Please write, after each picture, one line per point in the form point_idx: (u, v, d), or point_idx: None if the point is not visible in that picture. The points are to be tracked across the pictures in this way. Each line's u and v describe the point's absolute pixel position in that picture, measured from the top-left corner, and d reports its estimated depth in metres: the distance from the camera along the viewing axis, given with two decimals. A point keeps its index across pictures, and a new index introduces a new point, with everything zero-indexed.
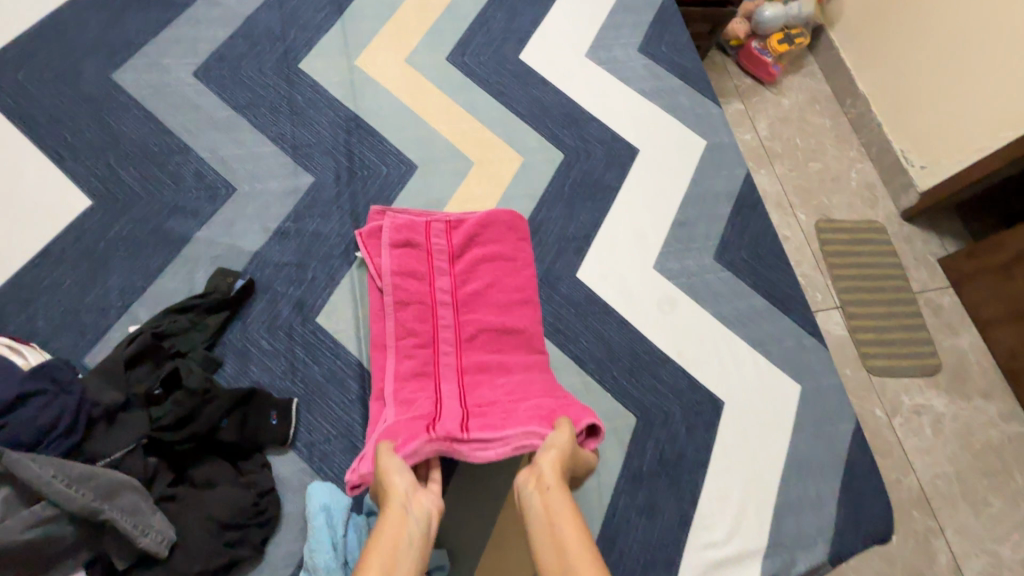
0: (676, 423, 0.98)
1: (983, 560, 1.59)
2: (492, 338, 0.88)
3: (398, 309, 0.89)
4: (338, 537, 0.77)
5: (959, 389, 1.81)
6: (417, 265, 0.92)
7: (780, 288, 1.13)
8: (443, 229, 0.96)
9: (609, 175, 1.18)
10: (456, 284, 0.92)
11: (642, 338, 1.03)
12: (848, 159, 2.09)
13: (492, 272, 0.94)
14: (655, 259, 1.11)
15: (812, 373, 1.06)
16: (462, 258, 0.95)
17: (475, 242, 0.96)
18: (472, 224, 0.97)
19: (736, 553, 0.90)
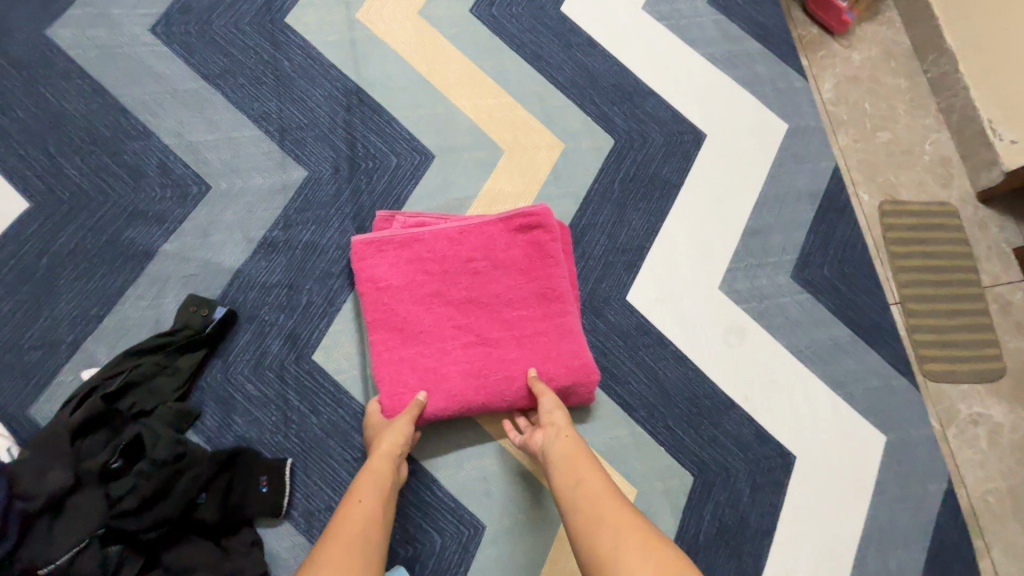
0: (739, 483, 0.83)
1: None
2: (520, 341, 0.76)
3: (424, 305, 0.76)
4: None
5: None
6: (428, 311, 0.76)
7: (866, 314, 0.94)
8: (458, 251, 0.77)
9: (668, 169, 0.96)
10: (480, 331, 0.76)
11: (703, 378, 0.86)
12: (918, 118, 1.09)
13: (519, 310, 0.77)
14: (720, 277, 0.92)
15: (901, 423, 0.89)
16: (490, 263, 0.77)
17: (498, 268, 0.77)
18: (497, 243, 0.78)
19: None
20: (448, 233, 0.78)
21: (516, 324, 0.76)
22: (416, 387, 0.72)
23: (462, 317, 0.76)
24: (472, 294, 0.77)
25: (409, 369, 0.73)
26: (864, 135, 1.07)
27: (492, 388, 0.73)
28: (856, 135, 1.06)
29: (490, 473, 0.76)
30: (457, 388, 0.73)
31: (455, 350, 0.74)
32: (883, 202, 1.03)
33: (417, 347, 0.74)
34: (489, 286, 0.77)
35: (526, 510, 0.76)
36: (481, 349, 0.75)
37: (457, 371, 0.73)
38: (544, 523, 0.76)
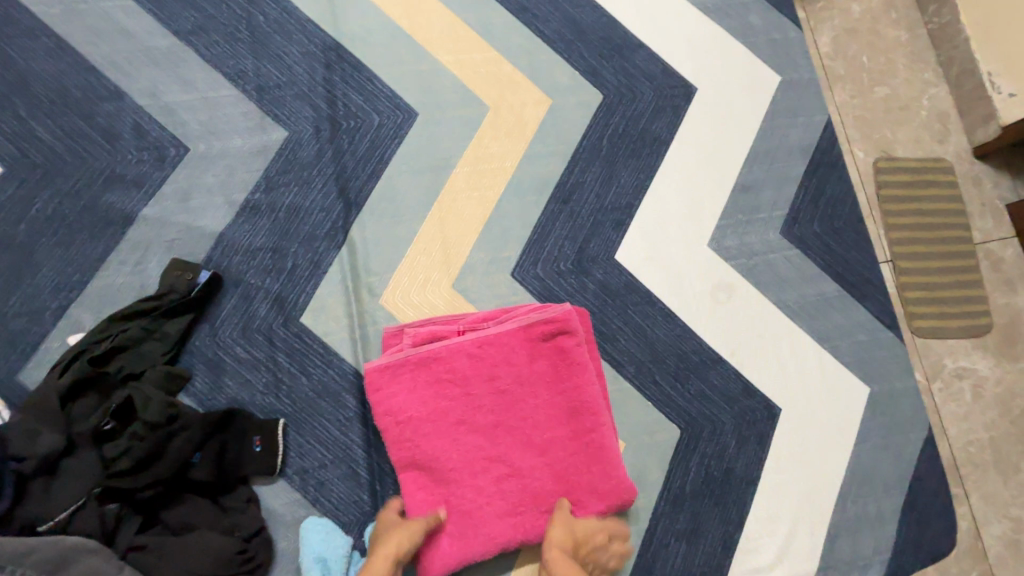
0: (725, 435, 0.85)
1: None
2: (553, 472, 0.74)
3: (449, 441, 0.73)
4: None
5: None
6: (456, 437, 0.73)
7: (855, 269, 0.94)
8: (480, 377, 0.75)
9: (658, 125, 0.95)
10: (510, 462, 0.74)
11: (691, 335, 0.87)
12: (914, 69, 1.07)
13: (550, 429, 0.75)
14: (710, 234, 0.91)
15: (885, 375, 0.91)
16: (511, 388, 0.75)
17: (523, 384, 0.75)
18: (518, 355, 0.76)
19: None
20: (466, 348, 0.75)
21: (546, 449, 0.74)
22: (453, 524, 0.71)
23: (491, 444, 0.74)
24: (498, 410, 0.74)
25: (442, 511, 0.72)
26: (859, 88, 1.04)
27: (529, 519, 0.73)
28: (851, 88, 1.04)
29: None
30: (496, 526, 0.72)
31: (489, 484, 0.73)
32: (878, 158, 1.02)
33: (449, 488, 0.72)
34: (515, 407, 0.75)
35: None
36: (514, 485, 0.73)
37: (493, 508, 0.72)
38: None
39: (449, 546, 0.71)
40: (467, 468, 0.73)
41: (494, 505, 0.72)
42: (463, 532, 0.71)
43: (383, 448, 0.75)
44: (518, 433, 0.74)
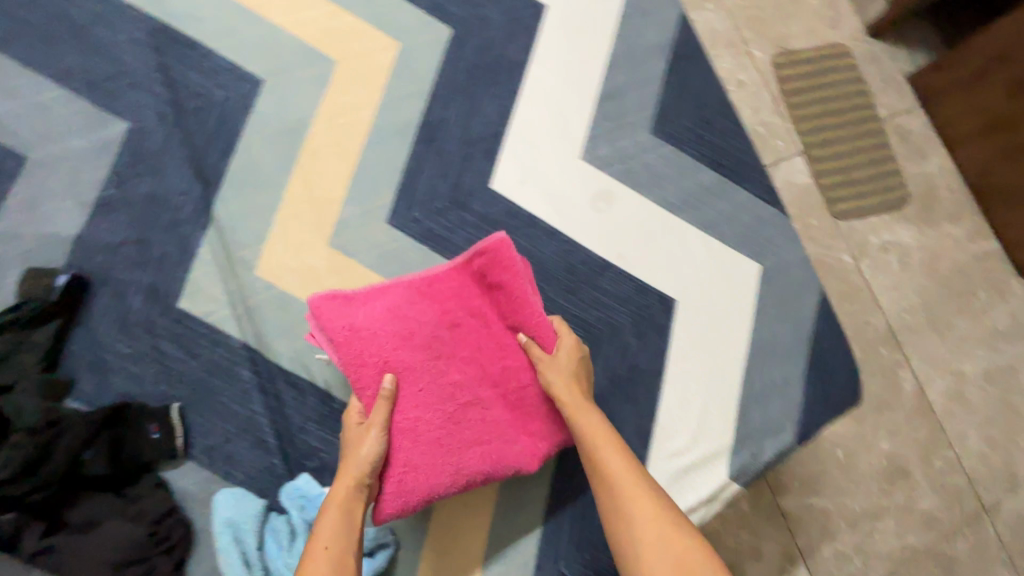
0: (625, 335, 0.87)
1: None
2: (517, 396, 0.73)
3: (410, 378, 0.70)
4: (248, 553, 0.68)
5: None
6: (419, 366, 0.70)
7: (729, 154, 0.96)
8: (436, 307, 0.72)
9: (512, 49, 0.94)
10: (473, 389, 0.72)
11: (577, 248, 0.89)
12: None
13: (508, 353, 0.74)
14: (582, 146, 0.92)
15: (772, 249, 0.94)
16: (467, 317, 0.73)
17: (478, 313, 0.73)
18: (472, 287, 0.74)
19: (703, 458, 0.86)
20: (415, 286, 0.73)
21: (508, 375, 0.73)
22: (414, 458, 0.69)
23: (453, 374, 0.71)
24: (456, 340, 0.72)
25: (407, 446, 0.69)
26: None
27: (493, 448, 0.72)
28: None
29: None
30: (464, 455, 0.70)
31: (456, 415, 0.71)
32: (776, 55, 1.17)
33: (414, 424, 0.69)
34: (473, 334, 0.73)
35: None
36: (477, 417, 0.72)
37: (458, 440, 0.70)
38: None
39: (416, 479, 0.69)
40: (431, 402, 0.70)
41: (464, 437, 0.71)
42: (433, 467, 0.69)
43: (285, 411, 0.76)
44: (480, 361, 0.72)
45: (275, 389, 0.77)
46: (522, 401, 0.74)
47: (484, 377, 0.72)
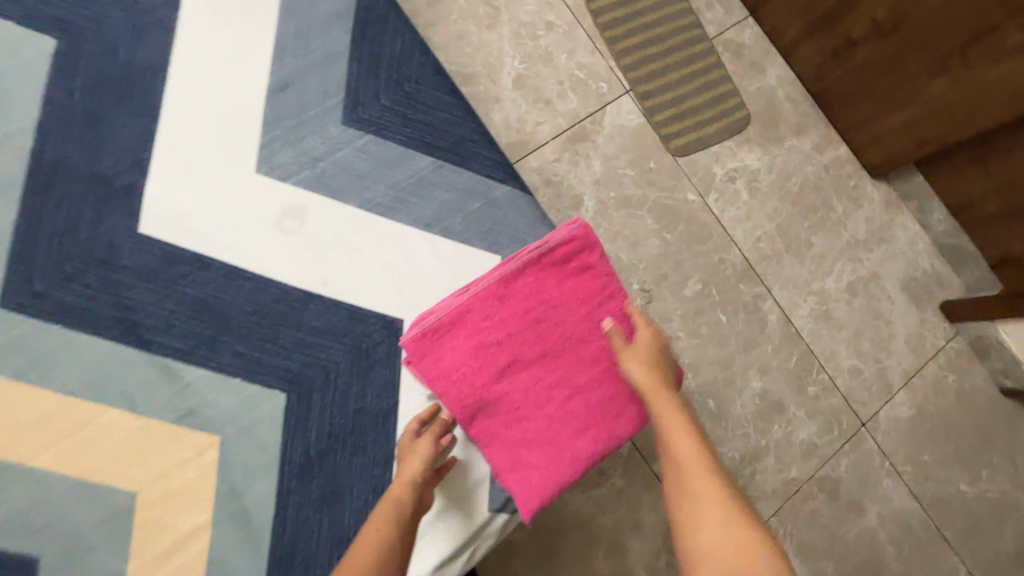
0: (344, 375, 0.73)
1: (811, 302, 1.36)
2: (611, 374, 0.77)
3: (503, 389, 0.74)
4: None
5: (772, 134, 1.39)
6: (511, 379, 0.74)
7: (443, 131, 0.82)
8: (520, 311, 0.75)
9: (146, 52, 0.75)
10: (567, 384, 0.75)
11: (266, 283, 0.73)
12: None
13: (592, 337, 0.78)
14: (256, 157, 0.76)
15: (509, 232, 0.81)
16: (547, 314, 0.76)
17: (556, 309, 0.76)
18: (545, 283, 0.77)
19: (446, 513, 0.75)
20: (496, 294, 0.75)
21: (595, 360, 0.77)
22: (535, 455, 0.74)
23: (546, 373, 0.75)
24: (538, 340, 0.75)
25: (528, 446, 0.74)
26: None
27: (604, 427, 0.76)
28: None
29: (28, 503, 0.64)
30: (575, 442, 0.74)
31: (556, 411, 0.75)
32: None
33: (519, 429, 0.74)
34: (558, 328, 0.76)
35: (88, 517, 0.65)
36: (579, 403, 0.76)
37: (567, 430, 0.75)
38: (114, 525, 0.65)
39: (542, 476, 0.73)
40: (528, 404, 0.74)
41: (570, 426, 0.75)
42: (549, 462, 0.74)
43: None
44: (565, 354, 0.76)
45: None
46: (616, 378, 0.77)
47: (574, 366, 0.76)
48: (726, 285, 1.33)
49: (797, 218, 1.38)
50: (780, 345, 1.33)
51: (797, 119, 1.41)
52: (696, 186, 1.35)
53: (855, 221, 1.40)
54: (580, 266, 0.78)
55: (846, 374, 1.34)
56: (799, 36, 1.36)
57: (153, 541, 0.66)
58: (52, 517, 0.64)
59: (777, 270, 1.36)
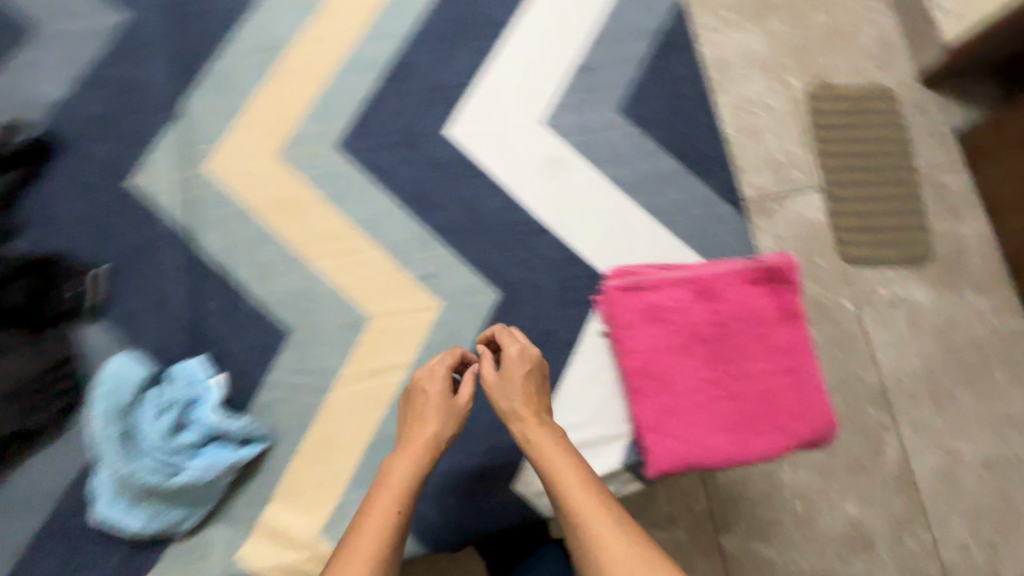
0: (547, 299, 0.86)
1: (940, 460, 1.06)
2: (762, 397, 0.82)
3: (670, 363, 0.82)
4: (122, 404, 0.70)
5: (951, 282, 1.13)
6: (678, 358, 0.82)
7: (696, 148, 0.94)
8: (706, 308, 0.84)
9: (500, 10, 0.96)
10: (722, 386, 0.82)
11: (518, 205, 0.89)
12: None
13: (760, 359, 0.83)
14: (546, 111, 0.93)
15: (718, 248, 0.91)
16: (727, 321, 0.84)
17: (736, 318, 0.84)
18: (733, 293, 0.85)
19: (592, 449, 0.82)
20: (690, 286, 0.85)
21: (755, 378, 0.82)
22: (673, 426, 0.79)
23: (707, 368, 0.82)
24: (712, 337, 0.83)
25: (672, 416, 0.79)
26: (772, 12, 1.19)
27: (740, 437, 0.80)
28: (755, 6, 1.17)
29: (298, 288, 0.82)
30: (712, 438, 0.79)
31: (705, 403, 0.81)
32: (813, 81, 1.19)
33: (668, 402, 0.80)
34: (732, 336, 0.84)
35: (331, 318, 0.82)
36: (726, 407, 0.81)
37: (708, 422, 0.80)
38: (348, 333, 0.82)
39: (674, 450, 0.78)
40: (684, 386, 0.81)
41: (712, 421, 0.80)
42: (683, 441, 0.79)
43: (203, 295, 0.80)
44: (730, 360, 0.83)
45: (197, 276, 0.81)
46: (764, 402, 0.82)
47: (734, 375, 0.82)
48: (856, 407, 1.07)
49: (952, 371, 1.10)
50: (890, 489, 1.04)
51: (984, 272, 1.14)
52: (853, 297, 1.11)
53: (1010, 397, 1.10)
54: (770, 294, 0.85)
55: (956, 550, 1.02)
56: (1011, 199, 1.10)
57: (366, 358, 0.81)
58: (307, 308, 0.82)
59: (912, 412, 1.08)
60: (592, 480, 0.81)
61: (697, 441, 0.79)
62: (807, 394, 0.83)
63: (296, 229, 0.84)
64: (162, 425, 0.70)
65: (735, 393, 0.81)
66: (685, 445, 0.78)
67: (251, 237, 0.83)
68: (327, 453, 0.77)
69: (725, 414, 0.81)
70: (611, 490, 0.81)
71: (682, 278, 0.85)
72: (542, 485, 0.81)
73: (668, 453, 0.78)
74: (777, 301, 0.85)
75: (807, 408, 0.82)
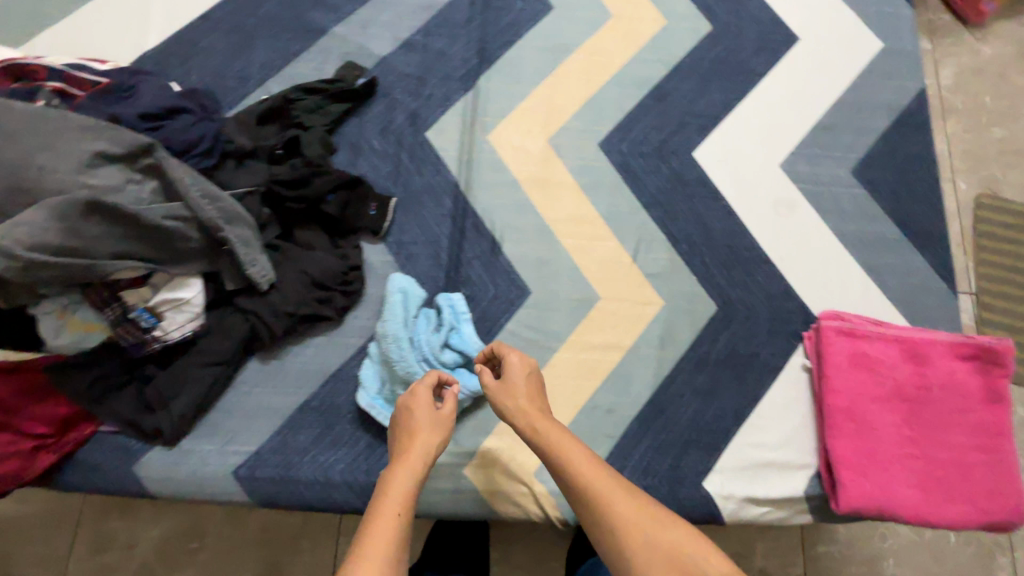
0: (758, 324, 0.93)
1: None
2: (954, 467, 0.84)
3: (870, 410, 0.86)
4: (408, 317, 0.82)
5: None
6: (879, 408, 0.86)
7: (918, 220, 0.99)
8: (912, 370, 0.88)
9: (757, 60, 1.05)
10: (916, 445, 0.85)
11: (746, 232, 0.97)
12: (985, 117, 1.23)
13: (958, 431, 0.85)
14: (785, 157, 1.01)
15: (925, 317, 0.95)
16: (931, 387, 0.87)
17: (940, 387, 0.87)
18: (941, 363, 0.88)
19: (781, 471, 0.86)
20: (899, 346, 0.89)
21: (950, 448, 0.85)
22: (866, 468, 0.83)
23: (904, 425, 0.86)
24: (914, 398, 0.87)
25: (866, 460, 0.83)
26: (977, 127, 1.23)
27: (929, 499, 0.82)
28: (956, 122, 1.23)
29: (544, 257, 0.92)
30: (901, 490, 0.82)
31: (898, 456, 0.84)
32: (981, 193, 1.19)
33: (863, 446, 0.84)
34: (933, 402, 0.87)
35: (566, 290, 0.91)
36: (917, 466, 0.84)
37: (899, 474, 0.83)
38: (579, 307, 0.91)
39: (864, 490, 0.81)
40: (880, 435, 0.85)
41: (901, 475, 0.83)
42: (874, 485, 0.82)
43: (464, 242, 0.91)
44: (927, 424, 0.86)
45: (462, 226, 0.92)
46: (955, 473, 0.84)
47: (929, 438, 0.85)
48: None
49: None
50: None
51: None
52: None
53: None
54: (977, 373, 0.88)
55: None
56: None
57: (591, 333, 0.89)
58: (546, 277, 0.91)
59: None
60: (777, 500, 0.84)
61: (887, 489, 0.82)
62: (1001, 477, 0.84)
63: (549, 206, 0.95)
64: (439, 337, 0.82)
65: (928, 456, 0.84)
66: (876, 489, 0.82)
67: (513, 205, 0.94)
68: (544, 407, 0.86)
69: (916, 473, 0.83)
70: (790, 514, 0.85)
71: (893, 336, 0.90)
72: (728, 491, 0.84)
73: (858, 493, 0.81)
74: (984, 382, 0.87)
75: (999, 491, 0.83)
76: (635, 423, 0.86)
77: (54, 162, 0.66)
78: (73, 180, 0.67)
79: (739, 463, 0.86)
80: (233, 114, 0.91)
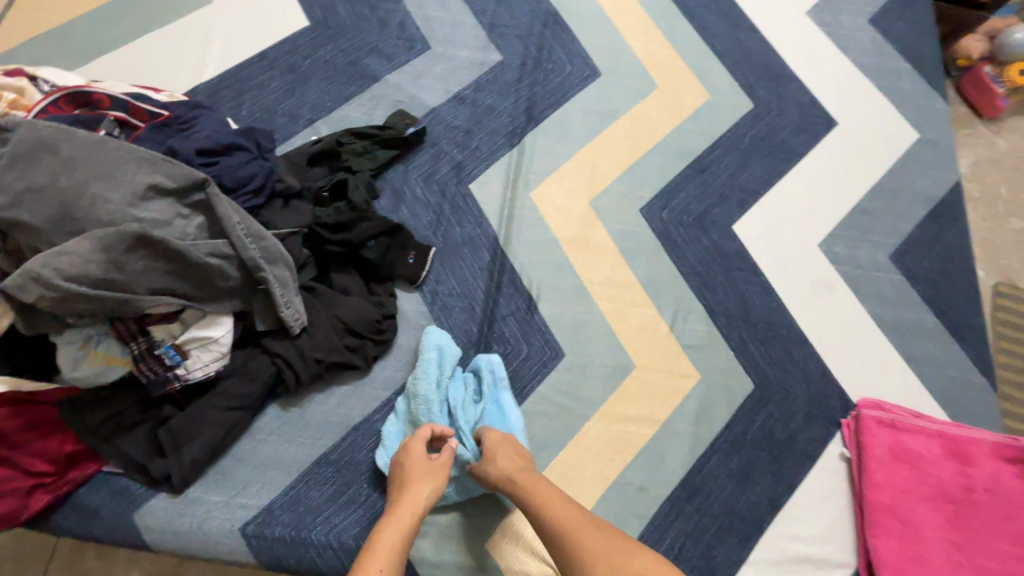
0: (795, 406, 0.90)
1: None
2: None
3: (911, 508, 0.82)
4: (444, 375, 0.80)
5: None
6: (921, 507, 0.82)
7: (957, 311, 0.98)
8: (958, 469, 0.84)
9: (797, 141, 1.07)
10: (965, 552, 0.79)
11: (784, 310, 0.95)
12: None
13: (1013, 541, 0.80)
14: (823, 237, 1.01)
15: (965, 412, 0.92)
16: (981, 490, 0.83)
17: (991, 490, 0.83)
18: (990, 465, 0.84)
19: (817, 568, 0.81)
20: (944, 442, 0.86)
21: (1005, 559, 0.79)
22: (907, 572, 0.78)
23: (951, 528, 0.81)
24: (961, 500, 0.82)
25: (907, 562, 0.79)
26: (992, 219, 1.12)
27: None
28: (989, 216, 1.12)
29: (580, 319, 0.90)
30: None
31: (943, 562, 0.79)
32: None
33: (904, 546, 0.80)
34: (983, 506, 0.82)
35: (601, 356, 0.88)
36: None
37: None
38: (614, 375, 0.88)
39: None
40: (923, 537, 0.80)
41: None
42: None
43: (501, 298, 0.89)
44: (977, 530, 0.81)
45: (499, 281, 0.90)
46: None
47: (980, 546, 0.80)
48: None
49: None
50: None
51: None
52: None
53: None
54: None
55: None
56: None
57: (624, 403, 0.86)
58: (581, 341, 0.89)
59: None
60: None
61: None
62: None
63: (588, 268, 0.93)
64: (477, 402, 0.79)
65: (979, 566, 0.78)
66: None
67: (550, 264, 0.93)
68: (572, 478, 0.81)
69: None
70: None
71: (936, 432, 0.87)
72: None
73: None
74: None
75: None
76: (667, 504, 0.82)
77: (109, 192, 0.66)
78: (125, 213, 0.66)
79: (774, 555, 0.81)
80: (283, 152, 0.91)
